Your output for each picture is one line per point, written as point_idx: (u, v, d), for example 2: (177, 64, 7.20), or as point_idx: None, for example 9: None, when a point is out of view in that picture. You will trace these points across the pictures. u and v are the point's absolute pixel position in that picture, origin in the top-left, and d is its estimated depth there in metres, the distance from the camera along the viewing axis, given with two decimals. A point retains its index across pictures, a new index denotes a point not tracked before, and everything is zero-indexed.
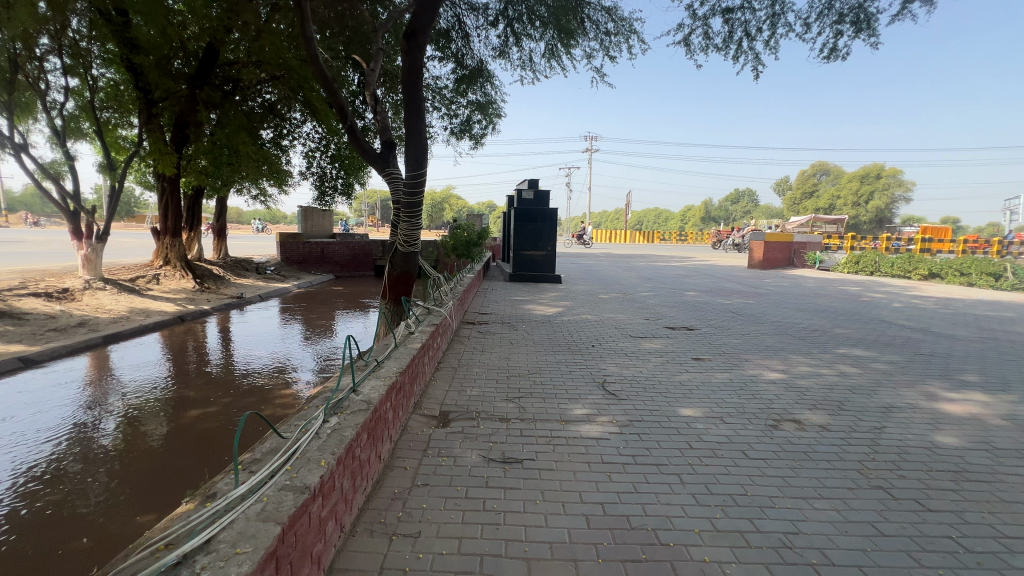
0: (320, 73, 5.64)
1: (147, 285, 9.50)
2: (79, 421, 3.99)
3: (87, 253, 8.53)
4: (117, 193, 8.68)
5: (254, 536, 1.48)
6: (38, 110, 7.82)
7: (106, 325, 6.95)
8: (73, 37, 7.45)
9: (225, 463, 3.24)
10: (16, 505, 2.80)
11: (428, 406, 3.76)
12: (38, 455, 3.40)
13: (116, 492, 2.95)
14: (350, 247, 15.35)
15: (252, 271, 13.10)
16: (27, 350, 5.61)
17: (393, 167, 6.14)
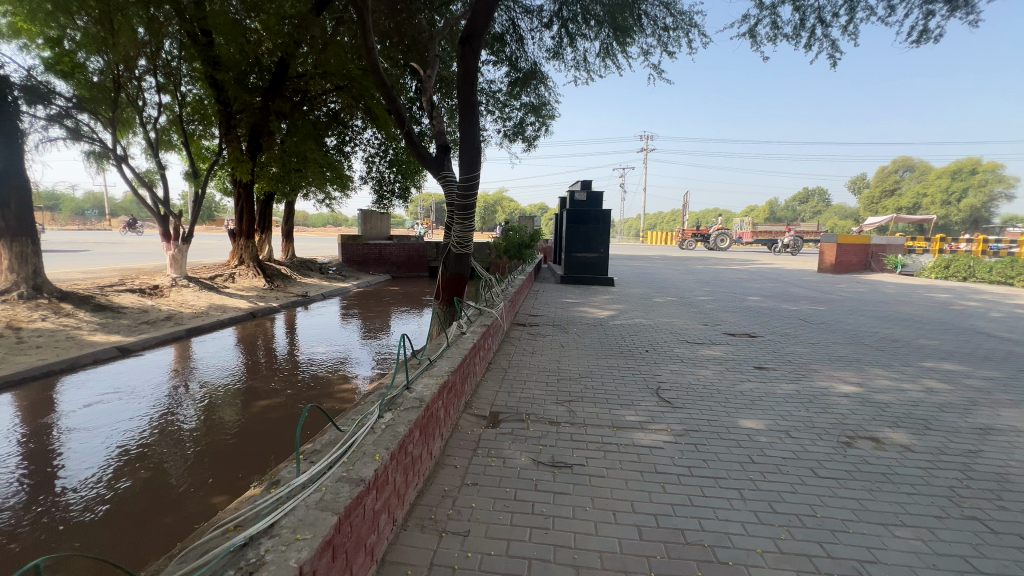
0: (380, 80, 5.85)
1: (224, 283, 10.31)
2: (166, 406, 4.38)
3: (174, 254, 9.35)
4: (200, 199, 9.46)
5: (314, 523, 1.56)
6: (135, 124, 8.68)
7: (190, 319, 7.59)
8: (166, 57, 8.19)
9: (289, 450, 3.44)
10: (115, 478, 3.11)
11: (478, 406, 3.80)
12: (132, 435, 3.76)
13: (197, 472, 3.21)
14: (405, 249, 15.86)
15: (315, 271, 13.85)
16: (124, 340, 6.23)
17: (448, 170, 6.27)
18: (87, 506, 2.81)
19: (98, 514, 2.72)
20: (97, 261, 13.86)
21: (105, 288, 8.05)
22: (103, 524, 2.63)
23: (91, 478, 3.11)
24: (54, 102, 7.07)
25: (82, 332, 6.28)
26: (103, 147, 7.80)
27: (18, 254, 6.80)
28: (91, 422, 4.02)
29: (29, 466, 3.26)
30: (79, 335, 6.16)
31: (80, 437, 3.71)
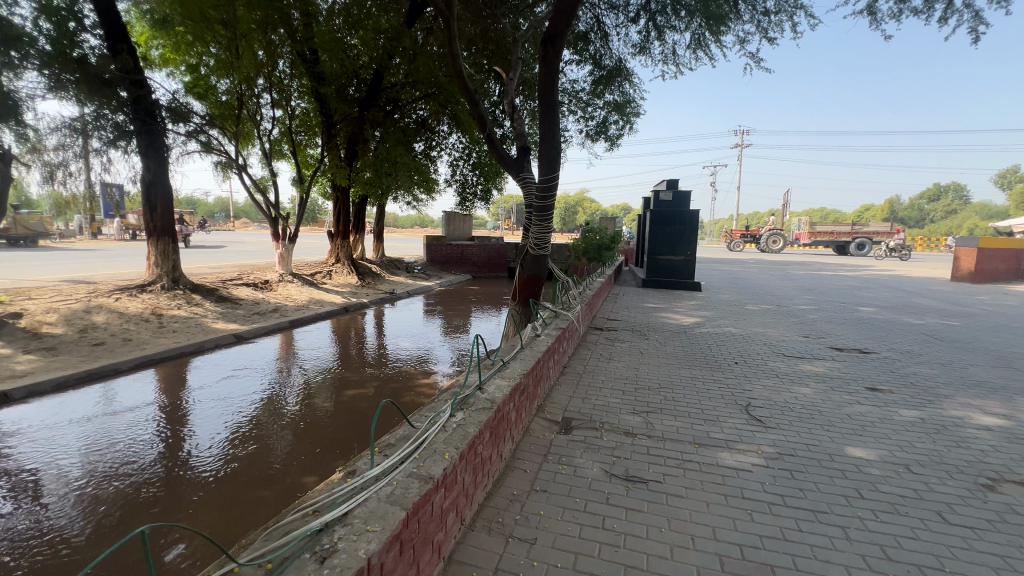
0: (464, 86, 6.02)
1: (323, 279, 11.26)
2: (272, 389, 4.85)
3: (283, 252, 10.39)
4: (304, 203, 10.41)
5: (383, 517, 1.61)
6: (254, 137, 9.76)
7: (293, 312, 8.38)
8: (280, 75, 9.07)
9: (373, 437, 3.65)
10: (228, 450, 3.50)
11: (551, 410, 3.74)
12: (243, 413, 4.21)
13: (294, 451, 3.52)
14: (486, 250, 16.23)
15: (403, 270, 14.64)
16: (240, 329, 7.02)
17: (528, 171, 6.28)
18: (204, 474, 3.18)
19: (213, 482, 3.07)
20: (223, 258, 15.83)
21: (227, 282, 9.16)
22: (216, 490, 2.98)
23: (209, 449, 3.53)
24: (191, 120, 8.15)
25: (208, 320, 7.18)
26: (228, 158, 8.87)
27: (162, 251, 7.95)
28: (211, 398, 4.56)
29: (162, 433, 3.77)
30: (205, 322, 7.06)
31: (202, 412, 4.21)
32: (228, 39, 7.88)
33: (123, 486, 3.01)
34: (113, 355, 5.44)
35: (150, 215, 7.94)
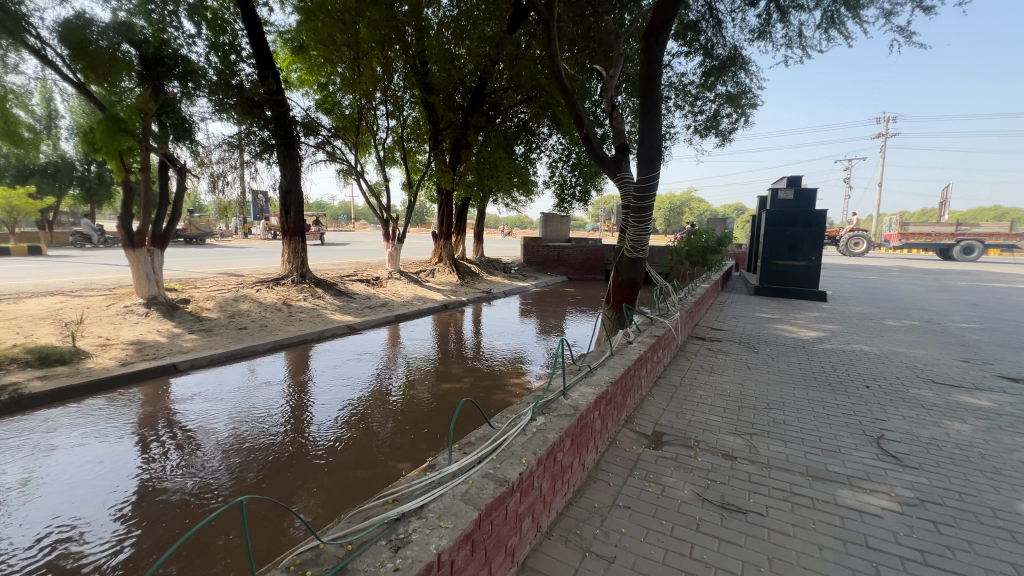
0: (563, 87, 5.98)
1: (427, 277, 11.98)
2: (378, 377, 5.26)
3: (392, 251, 11.25)
4: (412, 206, 11.15)
5: (456, 514, 1.63)
6: (371, 146, 10.69)
7: (399, 307, 9.01)
8: (395, 88, 9.75)
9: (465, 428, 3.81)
10: (338, 429, 3.87)
11: (640, 422, 3.55)
12: (352, 397, 4.61)
13: (395, 435, 3.80)
14: (583, 252, 16.02)
15: (500, 270, 15.03)
16: (353, 320, 7.72)
17: (626, 171, 6.06)
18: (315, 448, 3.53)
19: (321, 458, 3.40)
20: (344, 256, 17.60)
21: (345, 278, 10.15)
22: (329, 463, 3.32)
23: (324, 426, 3.93)
24: (320, 133, 9.15)
25: (328, 311, 8.01)
26: (349, 166, 9.81)
27: (294, 249, 9.04)
28: (327, 381, 5.06)
29: (289, 408, 4.29)
30: (326, 313, 7.89)
31: (319, 393, 4.70)
32: (352, 59, 8.73)
33: (256, 450, 3.47)
34: (253, 338, 6.30)
35: (286, 217, 9.07)
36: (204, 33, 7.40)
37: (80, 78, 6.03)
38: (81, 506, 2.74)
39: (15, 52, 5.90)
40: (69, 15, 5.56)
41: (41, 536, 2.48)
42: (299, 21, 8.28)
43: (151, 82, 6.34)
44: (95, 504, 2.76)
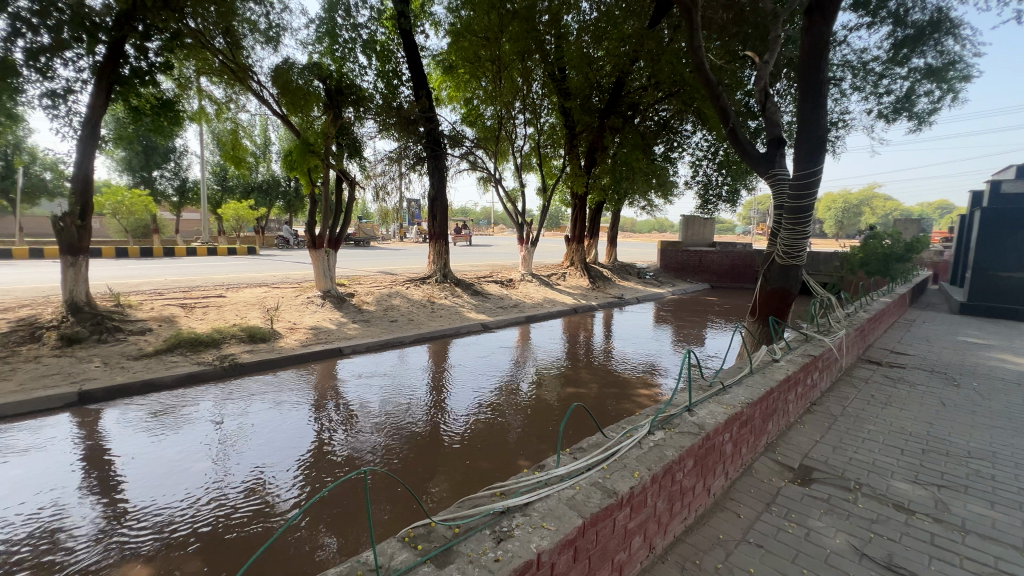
0: (706, 79, 5.54)
1: (557, 281, 12.12)
2: (506, 374, 5.49)
3: (525, 254, 11.65)
4: (546, 210, 11.40)
5: (559, 518, 1.63)
6: (509, 154, 11.20)
7: (530, 308, 9.27)
8: (534, 96, 10.06)
9: (587, 431, 3.77)
10: (471, 419, 4.15)
11: (784, 452, 3.11)
12: (481, 391, 4.88)
13: (521, 431, 3.92)
14: (730, 257, 14.57)
15: (634, 276, 14.51)
16: (487, 319, 8.17)
17: (781, 166, 5.37)
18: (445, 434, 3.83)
19: (448, 443, 3.67)
20: (483, 258, 18.72)
21: (482, 280, 10.81)
22: (460, 450, 3.57)
23: (456, 415, 4.24)
24: (464, 144, 9.89)
25: (465, 309, 8.61)
26: (488, 173, 10.42)
27: (438, 251, 9.93)
28: (461, 374, 5.45)
29: (429, 395, 4.72)
30: (463, 311, 8.49)
31: (453, 383, 5.08)
32: (494, 73, 9.28)
33: (396, 429, 3.89)
34: (401, 330, 7.07)
35: (433, 222, 10.01)
36: (374, 64, 8.56)
37: (284, 112, 7.46)
38: (278, 454, 3.42)
39: (243, 95, 7.54)
40: (281, 64, 6.89)
41: (251, 474, 3.14)
42: (450, 44, 9.08)
43: (333, 109, 7.55)
44: (287, 454, 3.42)
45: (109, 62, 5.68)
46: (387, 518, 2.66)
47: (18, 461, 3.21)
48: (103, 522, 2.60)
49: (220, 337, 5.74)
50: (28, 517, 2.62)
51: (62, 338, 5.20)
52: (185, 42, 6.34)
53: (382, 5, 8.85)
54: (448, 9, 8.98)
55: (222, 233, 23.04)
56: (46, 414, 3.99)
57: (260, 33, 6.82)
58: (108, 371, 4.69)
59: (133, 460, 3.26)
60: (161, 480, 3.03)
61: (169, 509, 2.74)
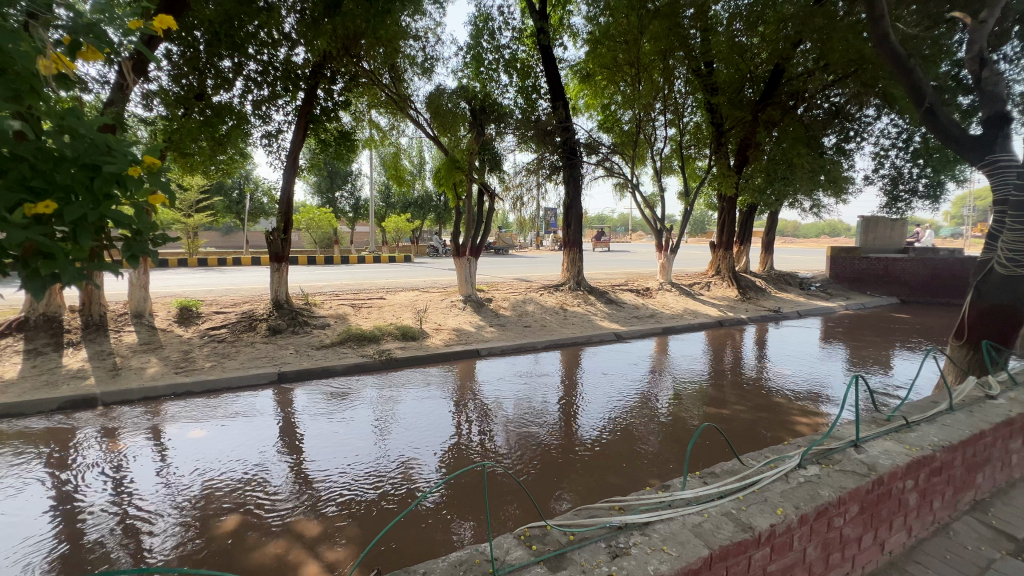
0: (892, 54, 4.62)
1: (700, 290, 11.25)
2: (639, 386, 5.28)
3: (664, 262, 11.07)
4: (689, 214, 10.65)
5: (682, 544, 1.56)
6: (648, 158, 10.78)
7: (668, 319, 8.77)
8: (677, 95, 9.51)
9: (731, 455, 3.42)
10: (603, 429, 4.06)
11: (1003, 513, 2.47)
12: (612, 400, 4.78)
13: (657, 448, 3.71)
14: (929, 266, 11.97)
15: (795, 286, 12.74)
16: (620, 328, 7.95)
17: (1005, 151, 4.23)
18: (573, 441, 3.84)
19: (576, 449, 3.68)
20: (617, 266, 18.26)
21: (616, 288, 10.57)
22: (591, 458, 3.53)
23: (585, 422, 4.23)
24: (600, 150, 9.80)
25: (598, 317, 8.51)
26: (625, 179, 10.18)
27: (572, 258, 10.01)
28: (592, 381, 5.41)
29: (562, 401, 4.76)
30: (596, 319, 8.40)
31: (584, 391, 5.06)
32: (633, 76, 9.06)
33: (526, 430, 4.02)
34: (534, 335, 7.27)
35: (568, 230, 10.11)
36: (514, 81, 9.07)
37: (435, 133, 8.28)
38: (422, 441, 3.79)
39: (404, 122, 8.60)
40: (434, 91, 7.70)
41: (400, 456, 3.53)
42: (587, 52, 9.14)
43: (477, 127, 8.15)
44: (430, 442, 3.77)
45: (306, 105, 6.99)
46: (518, 514, 2.77)
47: (241, 424, 4.10)
48: (292, 481, 3.17)
49: (380, 333, 6.59)
50: (244, 468, 3.32)
51: (269, 329, 6.51)
52: (360, 82, 7.51)
53: (523, 24, 9.33)
54: (586, 18, 9.07)
55: (386, 243, 26.42)
56: (256, 388, 5.03)
57: (418, 65, 7.73)
58: (298, 357, 5.74)
59: (314, 433, 3.92)
60: (333, 452, 3.59)
61: (338, 477, 3.22)
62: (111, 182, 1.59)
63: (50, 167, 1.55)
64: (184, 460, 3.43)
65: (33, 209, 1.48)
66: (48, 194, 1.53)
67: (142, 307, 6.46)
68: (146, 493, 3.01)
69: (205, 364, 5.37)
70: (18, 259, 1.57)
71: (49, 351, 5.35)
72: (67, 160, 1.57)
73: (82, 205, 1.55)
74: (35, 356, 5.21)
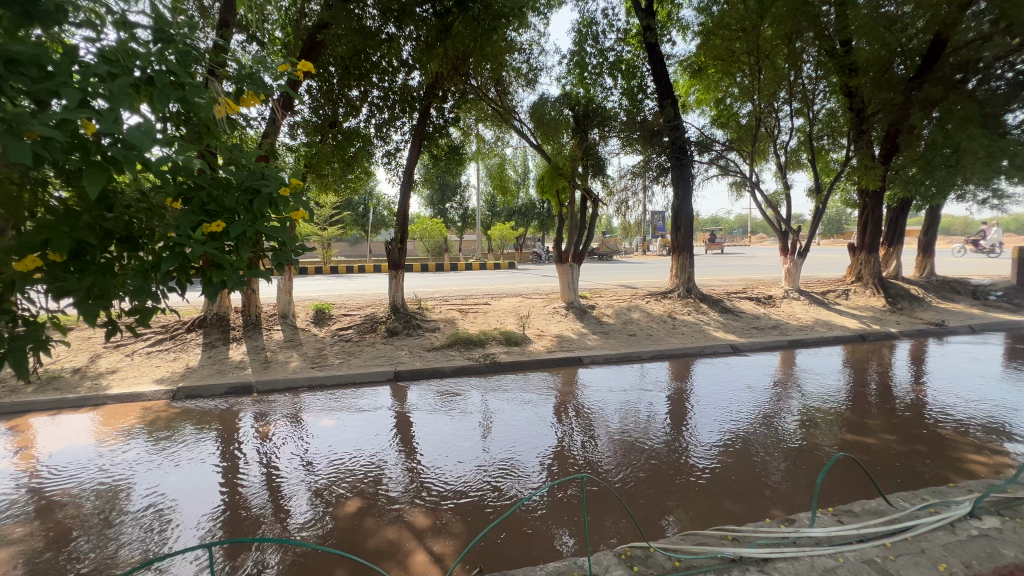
0: None
1: (837, 299, 9.87)
2: (761, 405, 4.76)
3: (790, 267, 9.94)
4: (821, 213, 9.42)
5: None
6: (770, 152, 9.79)
7: (794, 331, 7.83)
8: (805, 81, 8.51)
9: (877, 494, 2.92)
10: (717, 448, 3.76)
11: None
12: (728, 418, 4.38)
13: (782, 475, 3.32)
14: None
15: (967, 295, 10.56)
16: (737, 339, 7.29)
17: None
18: (683, 459, 3.58)
19: (686, 468, 3.44)
20: (735, 272, 16.76)
21: (732, 296, 9.77)
22: (702, 480, 3.27)
23: (697, 440, 3.93)
24: (714, 148, 9.14)
25: (711, 327, 7.90)
26: (743, 177, 9.35)
27: (682, 264, 9.46)
28: (705, 396, 5.03)
29: (671, 414, 4.49)
30: (708, 329, 7.81)
31: (696, 406, 4.71)
32: (753, 65, 8.31)
33: (630, 443, 3.86)
34: (639, 344, 6.98)
35: (677, 234, 9.57)
36: (619, 82, 8.88)
37: (539, 142, 8.43)
38: (524, 446, 3.81)
39: (508, 133, 8.88)
40: (537, 100, 7.83)
41: (502, 459, 3.60)
42: (699, 45, 8.62)
43: (580, 133, 8.11)
44: (531, 448, 3.78)
45: (420, 124, 7.56)
46: (622, 530, 2.68)
47: (363, 416, 4.52)
48: (405, 472, 3.42)
49: (486, 338, 6.85)
50: (364, 458, 3.65)
51: (388, 331, 7.12)
52: (469, 98, 7.92)
53: (629, 24, 9.12)
54: (698, 9, 8.56)
55: (492, 250, 27.38)
56: (375, 385, 5.52)
57: (523, 77, 7.94)
58: (412, 358, 6.19)
59: (425, 430, 4.18)
60: (441, 449, 3.79)
61: (444, 474, 3.39)
62: (265, 201, 1.86)
63: (222, 193, 1.87)
64: (316, 446, 3.87)
65: (209, 227, 1.79)
66: (219, 214, 1.84)
67: (288, 309, 7.48)
68: (287, 471, 3.46)
69: (334, 361, 6.05)
70: (199, 270, 1.90)
71: (220, 344, 6.44)
72: (234, 186, 1.87)
73: (243, 221, 1.84)
74: (210, 348, 6.31)
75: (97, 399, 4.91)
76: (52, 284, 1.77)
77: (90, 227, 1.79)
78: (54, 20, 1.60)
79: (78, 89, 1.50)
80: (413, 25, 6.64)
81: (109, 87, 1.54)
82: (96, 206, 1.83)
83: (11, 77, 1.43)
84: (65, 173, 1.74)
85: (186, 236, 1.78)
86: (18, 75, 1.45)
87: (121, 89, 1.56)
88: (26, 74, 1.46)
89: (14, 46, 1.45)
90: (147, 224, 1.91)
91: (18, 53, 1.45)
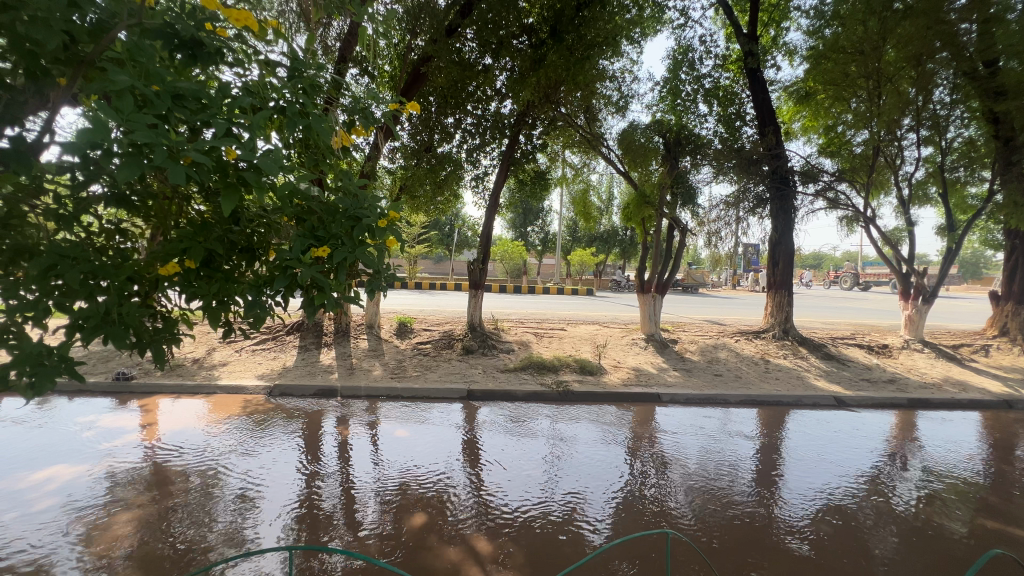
0: None
1: (973, 355, 8.45)
2: (877, 470, 4.11)
3: (912, 313, 8.74)
4: (954, 254, 8.20)
5: None
6: (891, 184, 8.81)
7: (916, 388, 6.78)
8: (936, 106, 7.59)
9: None
10: (815, 511, 3.31)
11: None
12: (834, 481, 3.83)
13: (895, 554, 2.85)
14: None
15: None
16: (843, 392, 6.44)
17: None
18: (778, 519, 3.18)
19: (783, 531, 3.04)
20: (845, 314, 15.04)
21: (838, 342, 8.81)
22: (793, 547, 2.89)
23: (793, 500, 3.48)
24: (821, 179, 8.37)
25: (811, 374, 7.12)
26: (855, 211, 8.46)
27: (778, 302, 8.72)
28: (805, 451, 4.48)
29: (758, 467, 4.05)
30: (808, 377, 7.02)
31: (794, 462, 4.20)
32: (871, 89, 7.63)
33: (713, 495, 3.51)
34: (726, 386, 6.46)
35: (773, 270, 8.88)
36: (715, 109, 8.55)
37: (626, 168, 8.36)
38: (593, 483, 3.63)
39: (595, 159, 8.88)
40: (627, 127, 7.79)
41: (570, 493, 3.45)
42: (807, 70, 8.12)
43: (670, 161, 7.94)
44: (602, 485, 3.59)
45: (509, 151, 7.80)
46: None
47: (434, 432, 4.60)
48: (473, 493, 3.40)
49: (560, 364, 6.75)
50: (433, 473, 3.70)
51: (464, 348, 7.27)
52: (558, 125, 8.00)
53: (728, 50, 8.83)
54: (808, 32, 8.05)
55: (571, 275, 27.20)
56: (448, 401, 5.62)
57: (613, 104, 7.93)
58: (485, 378, 6.24)
59: (496, 453, 4.14)
60: (510, 474, 3.73)
61: (511, 500, 3.32)
62: (365, 228, 1.99)
63: (328, 219, 2.01)
64: (390, 456, 3.99)
65: (317, 252, 1.94)
66: (327, 240, 1.99)
67: (374, 320, 7.93)
68: (361, 476, 3.60)
69: (413, 373, 6.28)
70: (305, 288, 2.06)
71: (313, 348, 6.98)
72: (340, 212, 2.01)
73: (346, 248, 1.97)
74: (304, 350, 6.86)
75: (209, 388, 5.51)
76: (185, 287, 2.01)
77: (219, 239, 2.03)
78: (211, 61, 1.84)
79: (224, 119, 1.71)
80: (509, 56, 7.01)
81: (251, 119, 1.75)
82: (226, 220, 2.08)
83: (175, 109, 1.65)
84: (207, 192, 2.00)
85: (297, 258, 1.94)
86: (180, 107, 1.68)
87: (259, 121, 1.77)
88: (186, 106, 1.68)
89: (181, 83, 1.68)
90: (264, 240, 2.11)
91: (182, 89, 1.68)
